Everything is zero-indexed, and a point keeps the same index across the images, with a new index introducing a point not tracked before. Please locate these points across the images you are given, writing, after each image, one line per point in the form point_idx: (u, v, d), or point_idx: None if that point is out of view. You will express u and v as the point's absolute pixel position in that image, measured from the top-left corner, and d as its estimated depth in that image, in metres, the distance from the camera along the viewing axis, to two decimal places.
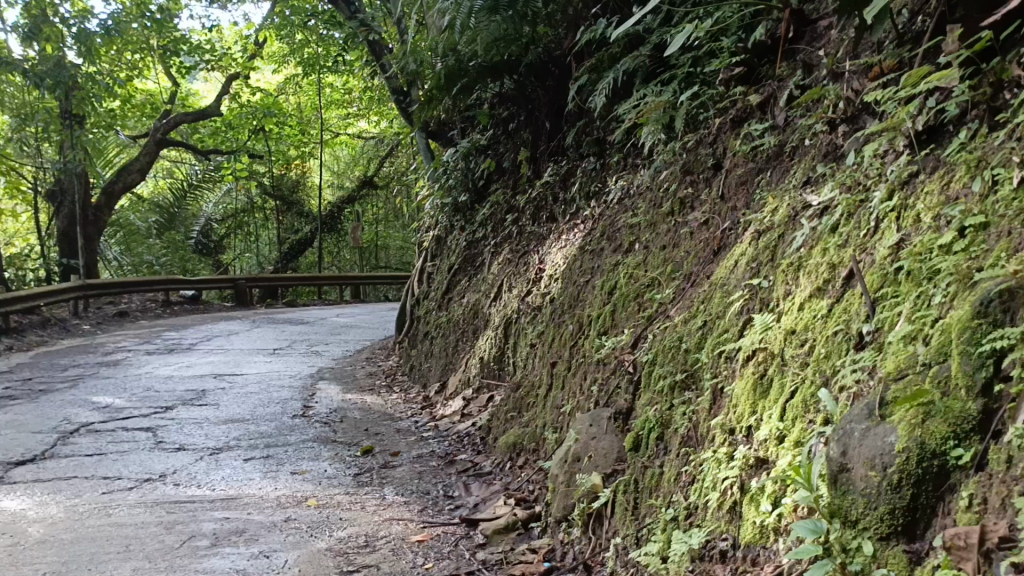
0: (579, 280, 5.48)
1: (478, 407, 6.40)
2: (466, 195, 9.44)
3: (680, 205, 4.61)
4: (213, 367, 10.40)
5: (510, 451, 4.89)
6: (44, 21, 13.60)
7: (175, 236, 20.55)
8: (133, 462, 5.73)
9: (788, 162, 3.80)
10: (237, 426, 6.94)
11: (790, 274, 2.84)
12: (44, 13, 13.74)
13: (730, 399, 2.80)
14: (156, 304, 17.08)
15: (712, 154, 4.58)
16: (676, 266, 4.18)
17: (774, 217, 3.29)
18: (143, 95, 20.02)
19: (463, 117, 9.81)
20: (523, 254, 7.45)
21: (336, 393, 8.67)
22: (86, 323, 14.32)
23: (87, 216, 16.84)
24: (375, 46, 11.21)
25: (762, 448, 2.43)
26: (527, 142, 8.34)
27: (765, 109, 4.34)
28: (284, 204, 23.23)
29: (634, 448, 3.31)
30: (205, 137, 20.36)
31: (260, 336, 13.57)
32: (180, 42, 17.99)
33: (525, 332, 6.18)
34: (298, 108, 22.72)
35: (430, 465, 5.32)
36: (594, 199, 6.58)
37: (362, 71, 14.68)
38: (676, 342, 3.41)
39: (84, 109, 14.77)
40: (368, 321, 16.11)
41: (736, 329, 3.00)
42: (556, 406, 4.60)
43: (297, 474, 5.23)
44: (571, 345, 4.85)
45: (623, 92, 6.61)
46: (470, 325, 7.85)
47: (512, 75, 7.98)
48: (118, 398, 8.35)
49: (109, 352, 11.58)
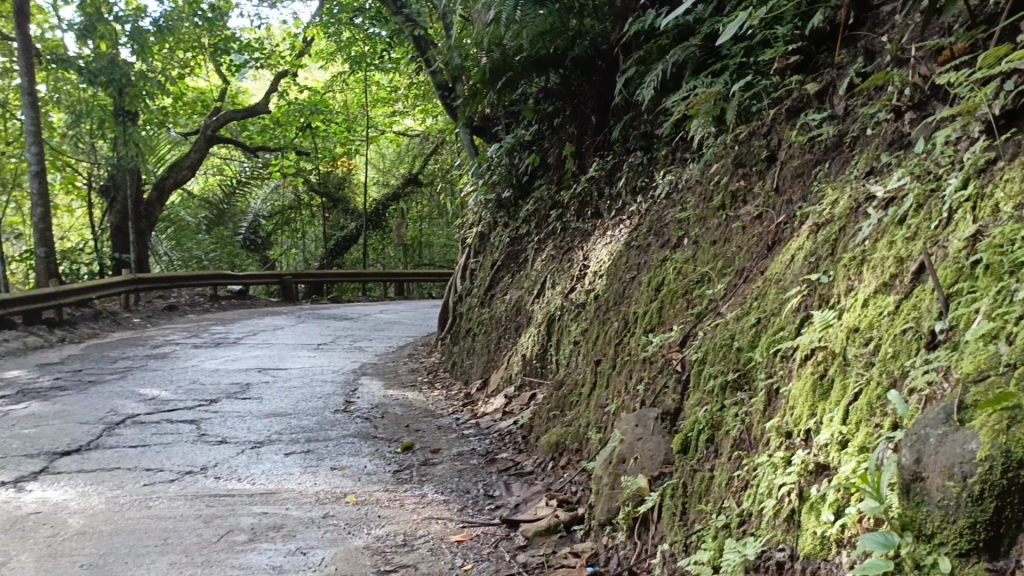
0: (624, 276, 5.34)
1: (520, 405, 6.31)
2: (510, 190, 9.35)
3: (731, 199, 4.44)
4: (258, 361, 10.50)
5: (552, 450, 4.78)
6: (99, 20, 13.98)
7: (223, 232, 20.94)
8: (176, 454, 5.76)
9: (848, 152, 3.62)
10: (279, 420, 6.95)
11: (853, 269, 2.68)
12: (100, 11, 14.10)
13: (787, 400, 2.65)
14: (204, 299, 17.36)
15: (766, 146, 4.40)
16: (727, 262, 4.02)
17: (834, 209, 3.12)
18: (194, 93, 20.40)
19: (508, 113, 9.73)
20: (567, 250, 7.32)
21: (378, 389, 8.65)
22: (136, 316, 14.62)
23: (140, 211, 17.24)
24: (420, 41, 11.19)
25: (822, 453, 2.28)
26: (573, 137, 8.21)
27: (823, 98, 4.15)
28: (330, 201, 23.48)
29: (682, 450, 3.17)
30: (254, 134, 20.66)
31: (304, 331, 13.69)
32: (230, 41, 18.07)
33: (569, 329, 6.06)
34: (345, 105, 22.92)
35: (471, 464, 5.23)
36: (640, 194, 6.43)
37: (407, 67, 14.72)
38: (728, 340, 3.26)
39: (136, 106, 15.10)
40: (411, 317, 16.14)
41: (793, 327, 2.85)
42: (600, 405, 4.47)
43: (337, 470, 5.19)
44: (616, 343, 4.72)
45: (672, 85, 6.44)
46: (512, 322, 7.76)
47: (557, 69, 7.87)
48: (164, 391, 8.46)
49: (157, 345, 11.77)
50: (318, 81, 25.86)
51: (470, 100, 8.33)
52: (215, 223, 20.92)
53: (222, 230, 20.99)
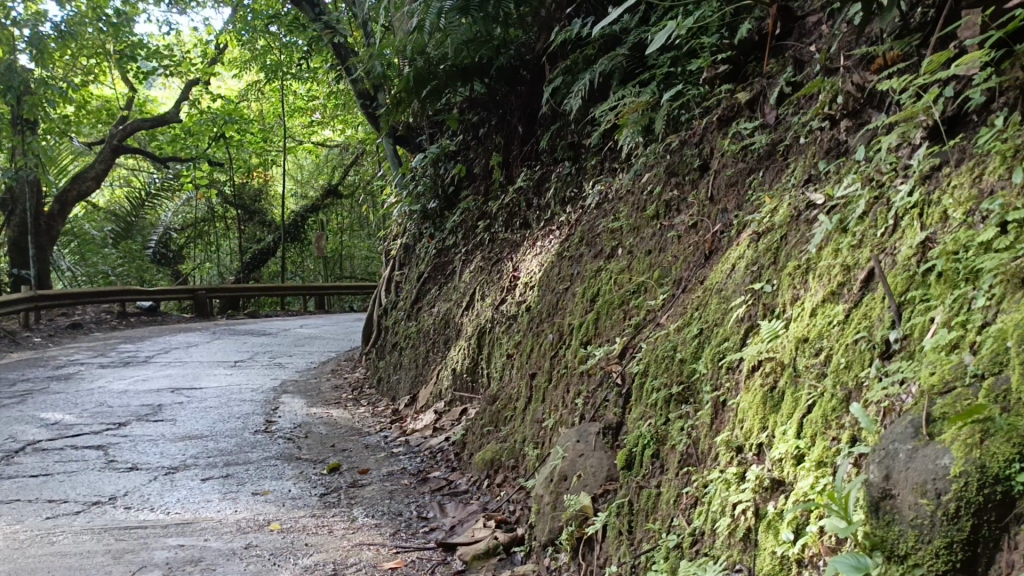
0: (557, 288, 5.24)
1: (451, 422, 6.12)
2: (436, 202, 9.17)
3: (665, 208, 4.40)
4: (171, 380, 9.96)
5: (487, 468, 4.62)
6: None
7: (132, 245, 20.00)
8: (81, 483, 5.33)
9: (782, 161, 3.62)
10: (195, 444, 6.56)
11: (798, 278, 2.64)
12: None
13: (735, 413, 2.57)
14: (112, 316, 16.47)
15: (698, 155, 4.38)
16: (664, 272, 3.96)
17: (774, 218, 3.08)
18: (99, 101, 19.45)
19: (432, 122, 9.57)
20: (496, 261, 7.19)
21: (300, 407, 8.31)
22: (37, 335, 13.75)
23: (40, 225, 16.27)
24: (340, 49, 10.92)
25: (776, 468, 2.21)
26: (499, 147, 8.10)
27: (754, 107, 4.16)
28: (246, 213, 22.73)
29: (627, 467, 3.06)
30: (164, 144, 19.86)
31: (220, 347, 13.13)
32: (138, 48, 17.28)
33: (500, 341, 5.92)
34: (260, 115, 22.24)
35: (402, 484, 5.01)
36: (570, 204, 6.37)
37: (326, 75, 14.36)
38: (670, 352, 3.19)
39: (36, 114, 14.25)
40: (333, 332, 15.70)
41: (738, 338, 2.78)
42: (537, 420, 4.35)
43: (259, 495, 4.89)
44: (551, 356, 4.61)
45: (599, 95, 6.42)
46: (440, 335, 7.57)
47: (483, 79, 7.77)
48: (68, 415, 7.89)
49: (60, 366, 11.04)
50: (233, 90, 25.07)
51: (394, 109, 8.12)
52: (122, 236, 19.91)
53: (131, 243, 20.03)
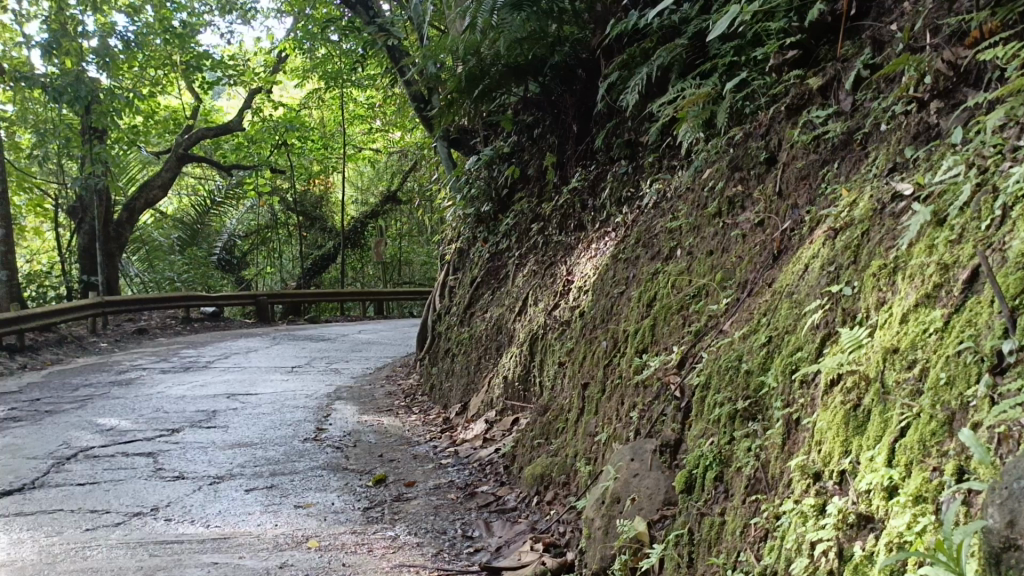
0: (611, 292, 4.94)
1: (502, 432, 5.87)
2: (489, 205, 8.96)
3: (728, 205, 4.06)
4: (228, 386, 9.98)
5: (536, 484, 4.36)
6: (65, 36, 13.56)
7: (198, 252, 20.43)
8: (127, 493, 5.26)
9: (861, 150, 3.28)
10: (244, 451, 6.47)
11: (884, 278, 2.30)
12: (67, 29, 13.62)
13: (811, 434, 2.25)
14: (176, 321, 16.76)
15: (765, 147, 4.05)
16: (727, 274, 3.63)
17: (853, 211, 2.74)
18: (166, 112, 19.88)
19: (486, 124, 9.36)
20: (549, 265, 6.92)
21: (352, 414, 8.17)
22: (104, 340, 14.04)
23: (110, 231, 16.66)
24: (393, 52, 10.79)
25: (863, 501, 1.89)
26: (553, 147, 7.84)
27: (827, 93, 3.80)
28: (307, 220, 22.94)
29: (687, 490, 2.76)
30: (228, 152, 20.23)
31: (279, 352, 13.18)
32: (204, 59, 17.54)
33: (553, 348, 5.66)
34: (321, 122, 22.43)
35: (448, 498, 4.78)
36: (626, 205, 6.07)
37: (382, 80, 14.26)
38: (734, 363, 2.87)
39: (104, 123, 14.53)
40: (390, 337, 15.62)
41: (813, 348, 2.46)
42: (589, 433, 4.07)
43: (302, 508, 4.72)
44: (604, 365, 4.32)
45: (657, 89, 6.10)
46: (493, 342, 7.34)
47: (536, 78, 7.54)
48: (124, 421, 7.92)
49: (124, 370, 11.21)
50: (293, 98, 25.35)
51: (446, 110, 7.96)
52: (188, 243, 20.30)
53: (196, 250, 20.42)
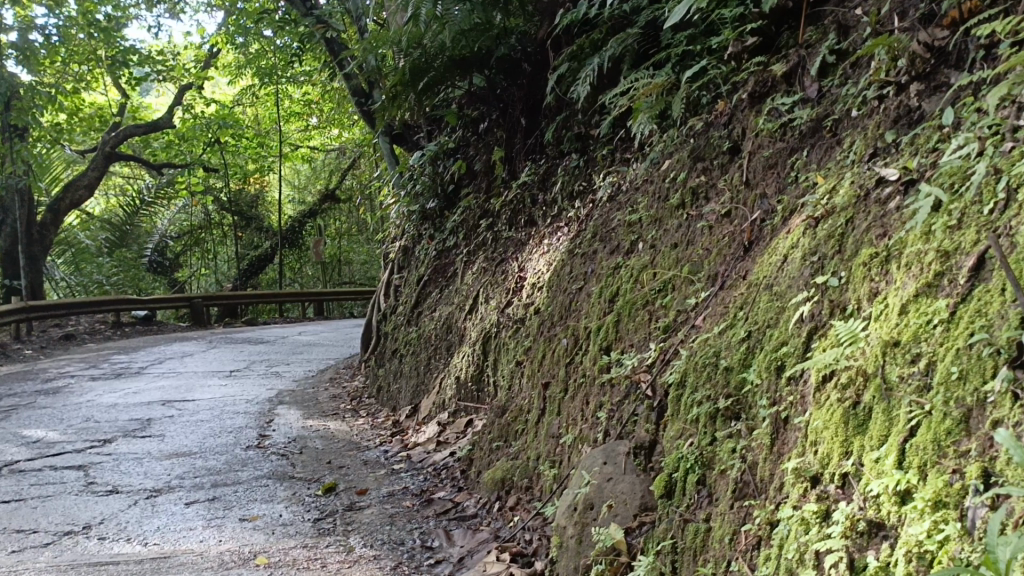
0: (569, 288, 4.78)
1: (456, 435, 5.66)
2: (435, 201, 8.71)
3: (691, 196, 3.94)
4: (162, 393, 9.50)
5: (497, 488, 4.17)
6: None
7: (127, 253, 19.56)
8: (55, 510, 4.86)
9: (831, 138, 3.19)
10: (182, 462, 6.10)
11: (876, 268, 2.19)
12: None
13: (804, 434, 2.12)
14: (105, 326, 15.99)
15: (728, 137, 3.94)
16: (695, 267, 3.50)
17: (833, 199, 2.63)
18: (91, 109, 18.98)
19: (430, 118, 9.12)
20: (500, 261, 6.74)
21: (295, 419, 7.82)
22: (27, 347, 13.27)
23: (32, 234, 15.78)
24: (332, 44, 10.42)
25: (872, 506, 1.76)
26: (501, 141, 7.66)
27: (791, 80, 3.70)
28: (243, 220, 22.24)
29: (667, 496, 2.61)
30: (157, 150, 19.60)
31: (216, 356, 12.66)
32: (131, 53, 16.78)
33: (508, 347, 5.48)
34: (256, 119, 21.73)
35: (403, 506, 4.54)
36: (579, 199, 5.93)
37: (319, 74, 13.80)
38: (712, 360, 2.74)
39: (24, 121, 13.81)
40: (331, 338, 15.21)
41: (800, 342, 2.34)
42: (553, 435, 3.90)
43: (248, 522, 4.42)
44: (565, 364, 4.15)
45: (609, 81, 5.98)
46: (443, 341, 7.11)
47: (482, 70, 7.34)
48: (51, 432, 7.42)
49: (49, 379, 10.59)
50: (226, 95, 24.53)
51: (389, 103, 7.69)
52: (117, 245, 19.41)
53: (126, 252, 19.56)
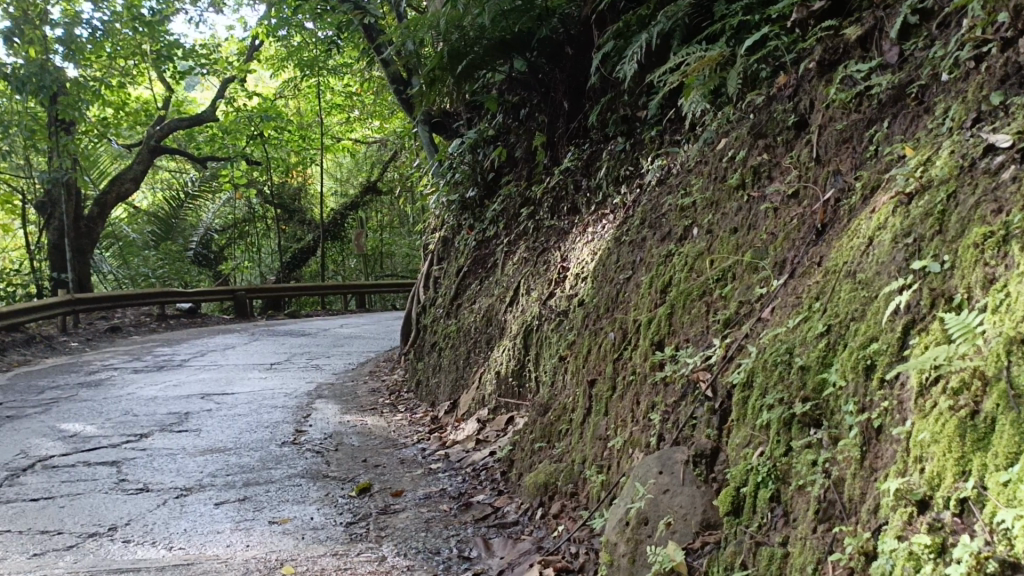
0: (616, 277, 4.46)
1: (496, 433, 5.38)
2: (475, 190, 8.44)
3: (753, 176, 3.60)
4: (202, 386, 9.41)
5: (540, 494, 3.88)
6: (28, 23, 12.88)
7: (172, 246, 19.70)
8: (82, 510, 4.71)
9: (917, 106, 2.83)
10: (216, 459, 5.93)
11: (990, 250, 1.84)
12: (32, 16, 12.96)
13: (906, 448, 1.79)
14: (151, 319, 16.10)
15: (794, 110, 3.58)
16: (758, 253, 3.16)
17: (929, 170, 2.28)
18: (137, 103, 19.12)
19: (470, 104, 8.84)
20: (542, 251, 6.43)
21: (333, 414, 7.64)
22: (75, 340, 13.38)
23: (80, 227, 15.92)
24: (369, 30, 10.13)
25: (1003, 544, 1.43)
26: (542, 126, 7.34)
27: (867, 44, 3.33)
28: (286, 213, 22.27)
29: (733, 513, 2.30)
30: (202, 144, 19.64)
31: (258, 349, 12.59)
32: (175, 47, 16.83)
33: (551, 342, 5.18)
34: (299, 112, 21.70)
35: (440, 510, 4.28)
36: (625, 184, 5.60)
37: (359, 64, 13.57)
38: (785, 357, 2.41)
39: (71, 115, 13.90)
40: (373, 331, 15.08)
41: (896, 338, 2.00)
42: (600, 437, 3.60)
43: (277, 525, 4.21)
44: (613, 359, 3.84)
45: (656, 58, 5.63)
46: (483, 334, 6.84)
47: (523, 53, 7.04)
48: (88, 426, 7.34)
49: (93, 371, 10.61)
50: (268, 88, 24.51)
51: (427, 89, 7.44)
52: (162, 238, 19.56)
53: (171, 245, 19.71)
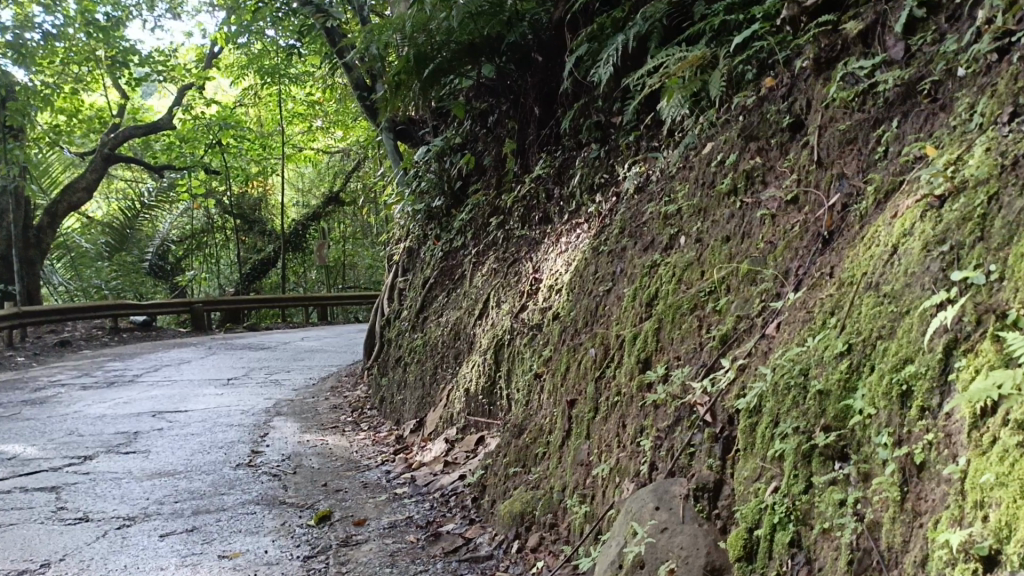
0: (594, 290, 4.19)
1: (465, 455, 5.06)
2: (441, 199, 8.13)
3: (745, 181, 3.36)
4: (154, 403, 8.92)
5: (515, 524, 3.57)
6: None
7: (126, 258, 19.03)
8: (13, 542, 4.25)
9: (930, 104, 2.61)
10: (164, 483, 5.50)
11: None
12: None
13: (962, 489, 1.52)
14: (102, 332, 15.46)
15: (788, 111, 3.36)
16: (756, 264, 2.92)
17: (961, 171, 2.05)
18: (91, 111, 18.45)
19: (436, 111, 8.55)
20: (512, 261, 6.14)
21: (292, 433, 7.24)
22: (21, 354, 12.72)
23: (28, 238, 15.21)
24: (332, 34, 9.67)
25: None
26: (512, 132, 7.07)
27: (868, 39, 3.11)
28: (246, 223, 21.69)
29: (746, 558, 2.04)
30: (159, 153, 19.04)
31: (214, 363, 12.09)
32: (131, 53, 16.24)
33: (524, 357, 4.89)
34: (260, 121, 21.20)
35: (407, 541, 3.95)
36: (600, 192, 5.35)
37: (321, 68, 13.17)
38: (800, 379, 2.14)
39: (20, 121, 13.28)
40: (334, 344, 14.63)
41: (938, 361, 1.74)
42: (581, 463, 3.31)
43: (227, 560, 3.82)
44: (594, 378, 3.55)
45: (633, 62, 5.40)
46: (450, 349, 6.52)
47: (492, 58, 6.79)
48: (28, 447, 6.84)
49: (38, 388, 10.03)
50: (228, 96, 23.91)
51: (392, 94, 7.11)
52: (116, 249, 18.88)
53: (126, 256, 19.03)
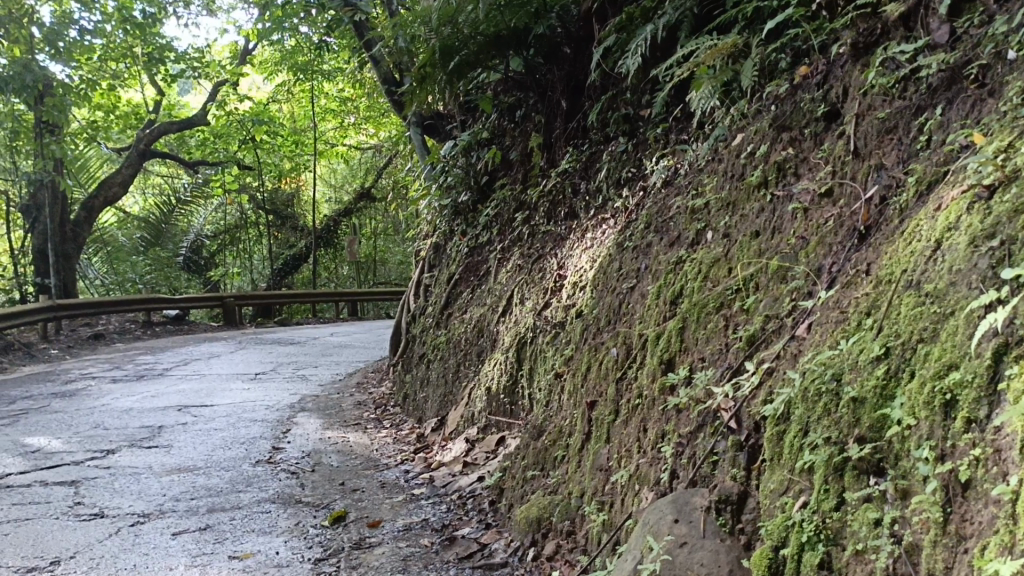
0: (618, 287, 4.03)
1: (485, 455, 4.94)
2: (468, 194, 8.00)
3: (776, 173, 3.19)
4: (181, 397, 8.93)
5: (531, 530, 3.43)
6: (13, 22, 12.34)
7: (161, 252, 19.20)
8: (27, 539, 4.22)
9: (978, 89, 2.42)
10: (182, 480, 5.46)
11: None
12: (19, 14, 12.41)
13: (1012, 512, 1.35)
14: (135, 325, 15.60)
15: (823, 100, 3.17)
16: (787, 261, 2.74)
17: (1014, 159, 1.86)
18: (128, 107, 18.64)
19: (464, 105, 8.42)
20: (537, 258, 6.00)
21: (314, 430, 7.17)
22: (55, 347, 12.87)
23: (65, 232, 15.37)
24: (360, 28, 9.60)
25: None
26: (538, 126, 6.91)
27: (911, 22, 2.91)
28: (278, 219, 21.80)
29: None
30: (193, 149, 19.19)
31: (243, 358, 12.12)
32: (167, 50, 16.36)
33: (546, 356, 4.75)
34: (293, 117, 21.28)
35: (421, 545, 3.83)
36: (627, 187, 5.18)
37: (351, 62, 13.09)
38: (833, 385, 1.97)
39: (58, 117, 13.35)
40: (363, 340, 14.59)
41: (987, 367, 1.57)
42: (600, 468, 3.17)
43: (237, 562, 3.74)
44: (616, 380, 3.40)
45: (662, 52, 5.22)
46: (473, 347, 6.39)
47: (520, 50, 6.62)
48: (53, 441, 6.86)
49: (70, 381, 10.11)
50: (261, 93, 24.04)
51: (418, 87, 6.98)
52: (152, 243, 19.06)
53: (160, 251, 19.21)
